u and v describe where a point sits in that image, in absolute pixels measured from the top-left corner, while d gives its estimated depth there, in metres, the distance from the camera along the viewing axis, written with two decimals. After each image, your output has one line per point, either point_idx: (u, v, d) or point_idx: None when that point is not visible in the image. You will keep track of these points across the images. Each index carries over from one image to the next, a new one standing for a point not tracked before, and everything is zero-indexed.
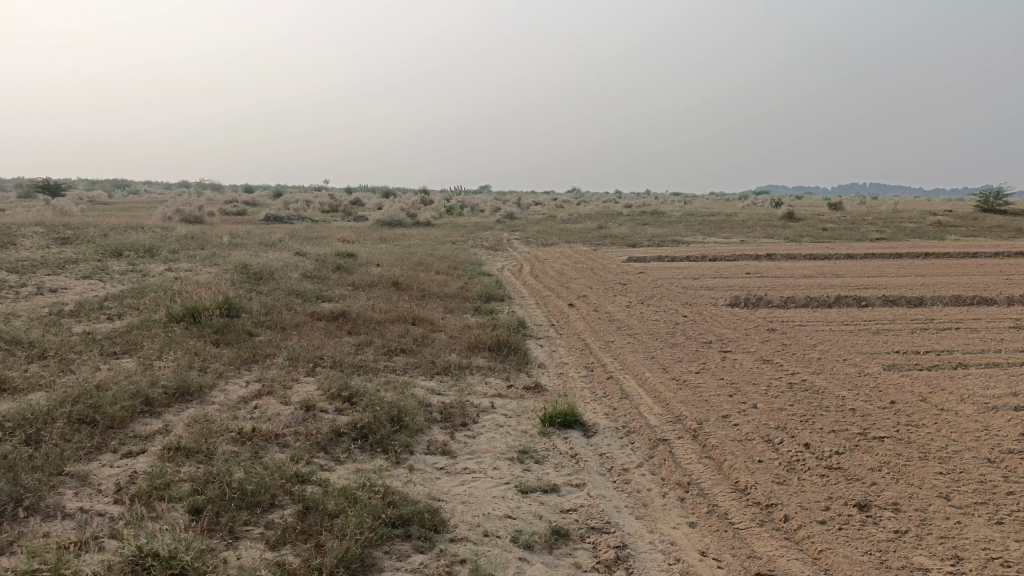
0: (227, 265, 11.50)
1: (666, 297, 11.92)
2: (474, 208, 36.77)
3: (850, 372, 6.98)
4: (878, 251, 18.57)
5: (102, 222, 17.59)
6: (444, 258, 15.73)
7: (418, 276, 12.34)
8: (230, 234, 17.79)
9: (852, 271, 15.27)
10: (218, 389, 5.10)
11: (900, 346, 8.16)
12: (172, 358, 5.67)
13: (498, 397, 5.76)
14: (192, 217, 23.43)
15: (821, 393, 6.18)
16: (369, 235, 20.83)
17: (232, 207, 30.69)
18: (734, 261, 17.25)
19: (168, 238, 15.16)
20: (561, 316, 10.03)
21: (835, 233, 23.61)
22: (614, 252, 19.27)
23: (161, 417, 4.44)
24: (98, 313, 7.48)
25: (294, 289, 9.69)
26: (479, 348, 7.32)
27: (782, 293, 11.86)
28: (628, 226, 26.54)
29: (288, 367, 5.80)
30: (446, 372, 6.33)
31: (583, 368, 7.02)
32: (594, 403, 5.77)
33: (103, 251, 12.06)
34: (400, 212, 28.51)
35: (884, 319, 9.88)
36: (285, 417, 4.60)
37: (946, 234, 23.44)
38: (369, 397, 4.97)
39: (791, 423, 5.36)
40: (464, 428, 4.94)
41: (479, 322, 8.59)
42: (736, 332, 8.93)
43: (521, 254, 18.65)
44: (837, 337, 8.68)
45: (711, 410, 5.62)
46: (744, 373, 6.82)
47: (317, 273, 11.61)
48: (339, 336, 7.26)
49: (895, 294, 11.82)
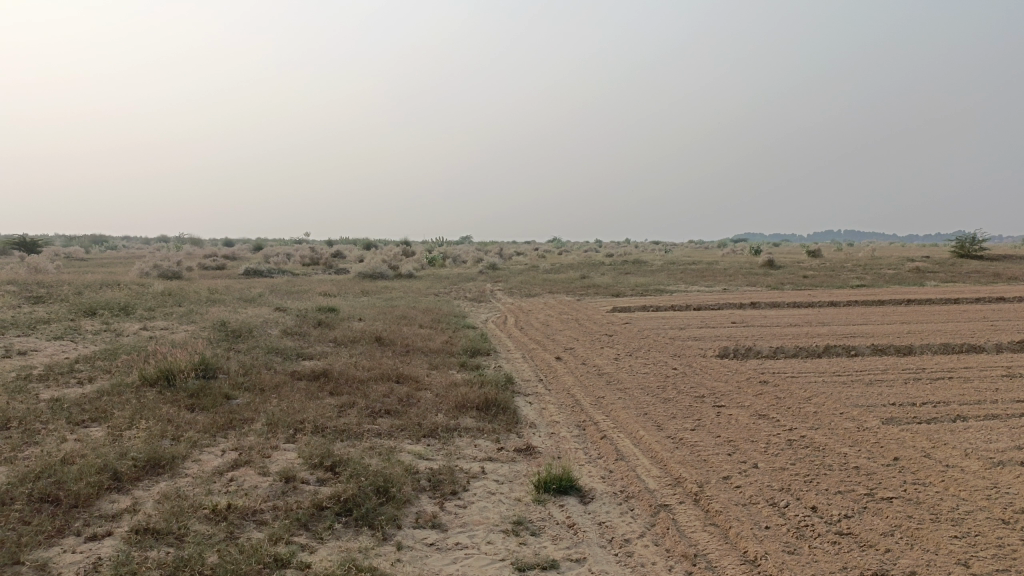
0: (205, 323, 11.21)
1: (653, 348, 11.75)
2: (455, 259, 36.74)
3: (849, 426, 6.79)
4: (861, 298, 18.61)
5: (77, 280, 17.24)
6: (427, 312, 15.51)
7: (401, 331, 12.09)
8: (209, 289, 17.49)
9: (837, 319, 15.22)
10: (191, 460, 4.80)
11: (895, 398, 8.01)
12: (143, 426, 5.36)
13: (489, 461, 5.49)
14: (170, 273, 23.10)
15: (822, 451, 5.97)
16: (350, 289, 20.58)
17: (210, 261, 30.40)
18: (719, 310, 17.18)
19: (144, 295, 14.85)
20: (548, 370, 9.81)
21: (816, 280, 23.70)
22: (598, 302, 19.14)
23: (130, 493, 4.14)
24: (67, 377, 7.15)
25: (273, 347, 9.40)
26: (467, 407, 7.07)
27: (771, 343, 11.74)
28: (610, 276, 26.51)
29: (267, 433, 5.52)
30: (433, 434, 6.06)
31: (575, 426, 6.78)
32: (589, 466, 5.52)
33: (75, 310, 11.72)
34: (381, 264, 28.33)
35: (876, 369, 9.74)
36: (263, 490, 4.31)
37: (925, 280, 23.61)
38: (353, 466, 4.70)
39: (795, 484, 5.14)
40: (454, 497, 4.67)
41: (466, 379, 8.34)
42: (728, 385, 8.74)
43: (504, 306, 18.48)
44: (831, 389, 8.52)
45: (711, 470, 5.39)
46: (740, 430, 6.60)
47: (297, 330, 11.33)
48: (321, 397, 6.98)
49: (884, 342, 11.73)
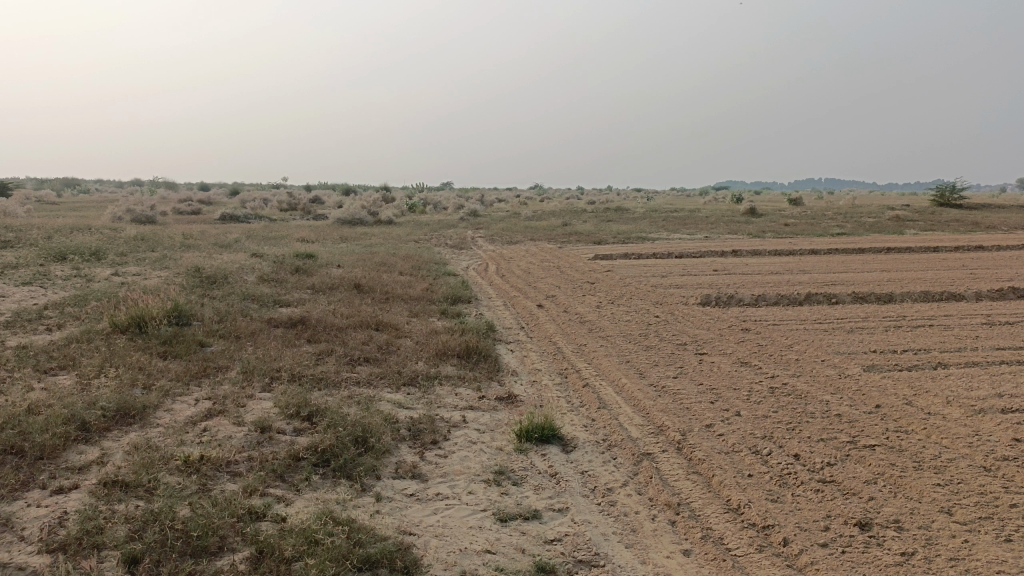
0: (179, 268, 10.97)
1: (635, 296, 11.67)
2: (435, 205, 36.31)
3: (831, 373, 6.78)
4: (841, 246, 18.63)
5: (46, 224, 16.81)
6: (407, 258, 15.30)
7: (380, 277, 11.92)
8: (183, 234, 17.12)
9: (818, 267, 15.23)
10: (164, 410, 4.66)
11: (877, 345, 8.01)
12: (114, 375, 5.21)
13: (470, 409, 5.40)
14: (144, 218, 22.60)
15: (805, 398, 5.95)
16: (329, 235, 20.26)
17: (185, 206, 29.79)
18: (701, 258, 17.12)
19: (116, 240, 14.49)
20: (530, 318, 9.71)
21: (797, 228, 23.72)
22: (580, 249, 19.01)
23: (99, 444, 4.00)
24: (35, 324, 6.93)
25: (250, 294, 9.20)
26: (448, 355, 6.96)
27: (753, 291, 11.71)
28: (592, 223, 26.34)
29: (242, 382, 5.38)
30: (413, 383, 5.96)
31: (557, 375, 6.71)
32: (571, 414, 5.46)
33: (45, 255, 11.41)
34: (360, 210, 27.90)
35: (857, 317, 9.75)
36: (237, 440, 4.19)
37: (904, 228, 23.69)
38: (331, 416, 4.58)
39: (778, 432, 5.11)
40: (434, 447, 4.58)
41: (446, 327, 8.22)
42: (711, 333, 8.70)
43: (485, 253, 18.30)
44: (812, 336, 8.50)
45: (694, 418, 5.35)
46: (723, 378, 6.57)
47: (274, 276, 11.13)
48: (298, 345, 6.84)
49: (865, 290, 11.73)
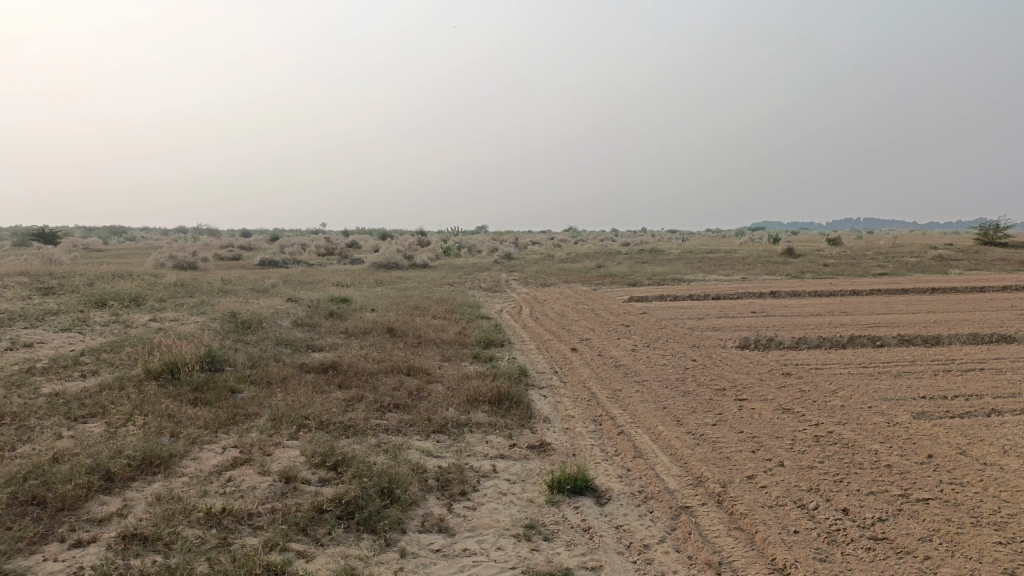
0: (215, 314, 11.07)
1: (672, 339, 11.44)
2: (470, 248, 36.51)
3: (879, 421, 6.49)
4: (884, 286, 18.18)
5: (90, 271, 17.21)
6: (441, 302, 15.29)
7: (414, 321, 11.87)
8: (222, 280, 17.37)
9: (861, 308, 14.83)
10: (189, 459, 4.60)
11: (926, 391, 7.67)
12: (142, 423, 5.17)
13: (500, 459, 5.25)
14: (185, 264, 23.04)
15: (852, 448, 5.68)
16: (364, 279, 20.41)
17: (226, 251, 30.39)
18: (738, 299, 16.82)
19: (156, 286, 14.73)
20: (564, 362, 9.55)
21: (837, 268, 23.30)
22: (615, 292, 18.84)
23: (122, 495, 3.94)
24: (70, 370, 6.98)
25: (283, 338, 9.21)
26: (479, 401, 6.83)
27: (793, 333, 11.40)
28: (627, 264, 26.20)
29: (270, 430, 5.31)
30: (443, 430, 5.83)
31: (591, 421, 6.52)
32: (605, 464, 5.26)
33: (86, 302, 11.61)
34: (395, 254, 28.12)
35: (903, 360, 9.39)
36: (261, 491, 4.09)
37: (949, 268, 23.10)
38: (357, 465, 4.47)
39: (824, 484, 4.86)
40: (463, 498, 4.43)
41: (478, 371, 8.10)
42: (750, 377, 8.44)
43: (519, 296, 18.23)
44: (857, 381, 8.19)
45: (734, 469, 5.12)
46: (764, 425, 6.32)
47: (308, 321, 11.15)
48: (328, 391, 6.76)
49: (911, 332, 11.35)
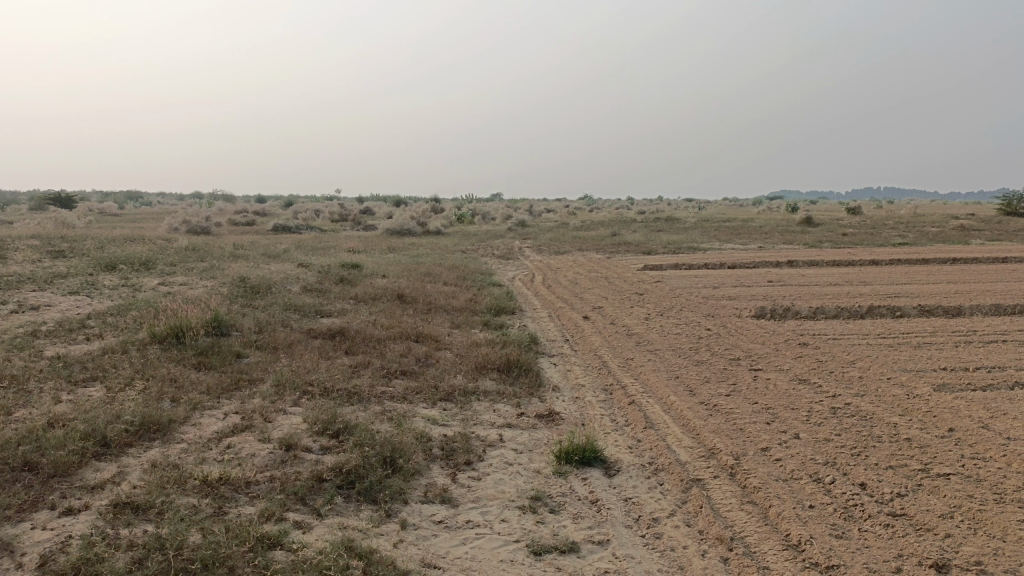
0: (224, 278, 10.98)
1: (686, 307, 11.26)
2: (484, 216, 36.29)
3: (898, 393, 6.30)
4: (903, 256, 17.84)
5: (103, 235, 17.19)
6: (453, 268, 15.14)
7: (425, 288, 11.75)
8: (234, 245, 17.30)
9: (880, 278, 14.55)
10: (189, 425, 4.50)
11: (947, 362, 7.46)
12: (143, 388, 5.09)
13: (507, 428, 5.12)
14: (199, 229, 23.02)
15: (870, 420, 5.51)
16: (376, 245, 20.26)
17: (240, 217, 30.35)
18: (754, 268, 16.56)
19: (167, 250, 14.66)
20: (575, 329, 9.40)
21: (855, 238, 22.93)
22: (628, 260, 18.63)
23: (118, 461, 3.85)
24: (75, 333, 6.92)
25: (291, 304, 9.11)
26: (487, 368, 6.69)
27: (811, 303, 11.16)
28: (642, 233, 25.92)
29: (273, 396, 5.20)
30: (450, 399, 5.70)
31: (601, 391, 6.38)
32: (615, 434, 5.13)
33: (96, 265, 11.56)
34: (409, 220, 27.97)
35: (923, 331, 9.16)
36: (260, 458, 3.99)
37: (970, 238, 22.66)
38: (359, 433, 4.35)
39: (841, 458, 4.70)
40: (467, 468, 4.31)
41: (488, 339, 7.96)
42: (766, 347, 8.26)
43: (532, 263, 18.07)
44: (876, 352, 7.98)
45: (748, 441, 4.97)
46: (780, 396, 6.15)
47: (318, 286, 11.05)
48: (335, 357, 6.65)
49: (931, 302, 11.08)
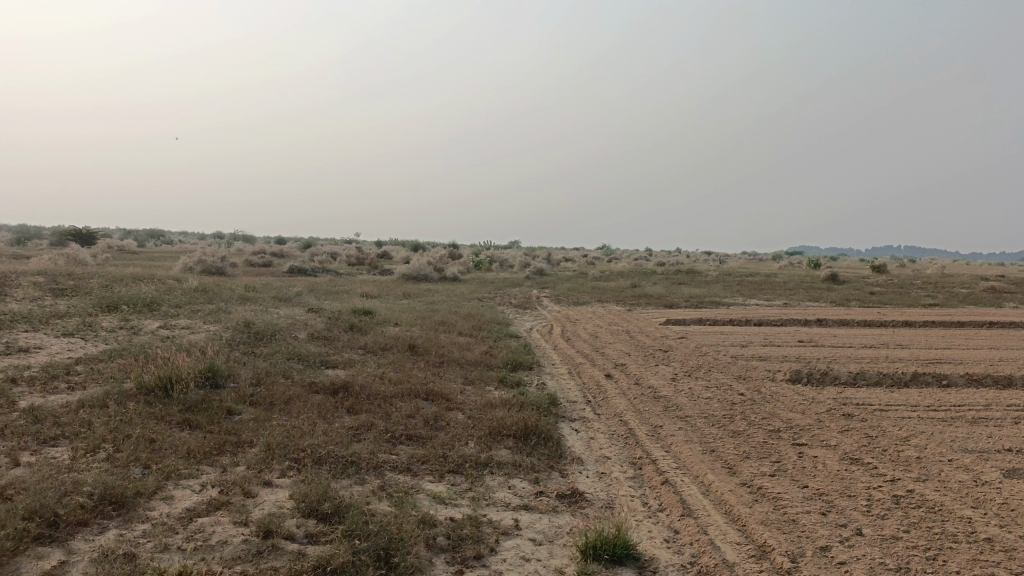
0: (229, 322, 10.47)
1: (714, 368, 10.58)
2: (503, 263, 35.97)
3: (964, 478, 5.59)
4: (938, 318, 17.11)
5: (112, 273, 16.82)
6: (469, 317, 14.59)
7: (438, 338, 11.16)
8: (246, 287, 16.86)
9: (917, 341, 13.80)
10: (158, 500, 3.90)
11: (1011, 442, 6.70)
12: (115, 452, 4.51)
13: (525, 511, 4.47)
14: (213, 269, 22.71)
15: (941, 513, 4.80)
16: (392, 290, 19.81)
17: (256, 258, 30.10)
18: (782, 326, 15.85)
19: (175, 290, 14.23)
20: (597, 389, 8.75)
21: (883, 297, 22.18)
22: (650, 313, 17.99)
23: (63, 548, 3.25)
24: (58, 381, 6.38)
25: (295, 353, 8.54)
26: (503, 435, 6.05)
27: (848, 367, 10.44)
28: (664, 285, 25.34)
29: (260, 463, 4.60)
30: (459, 471, 5.06)
31: (629, 465, 5.72)
32: (649, 523, 4.46)
33: (98, 305, 11.09)
34: (425, 265, 27.56)
35: (977, 404, 8.41)
36: (231, 548, 3.37)
37: (1003, 301, 21.85)
38: (352, 516, 3.72)
39: (917, 563, 3.99)
40: (477, 564, 3.66)
41: (504, 398, 7.34)
42: (807, 417, 7.56)
43: (551, 314, 17.52)
44: (930, 428, 7.24)
45: (804, 537, 4.28)
46: (832, 479, 5.45)
47: (325, 333, 10.50)
48: (335, 417, 6.05)
49: (978, 370, 10.32)
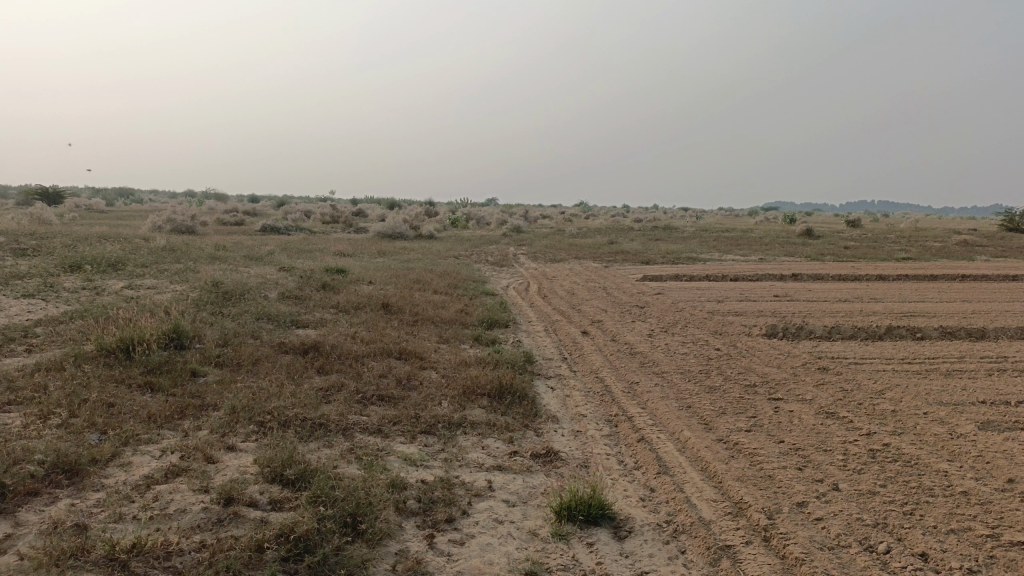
0: (197, 282, 10.20)
1: (691, 323, 10.54)
2: (479, 220, 35.68)
3: (939, 431, 5.59)
4: (912, 271, 17.22)
5: (77, 232, 16.35)
6: (444, 275, 14.40)
7: (413, 296, 10.98)
8: (216, 246, 16.50)
9: (891, 295, 13.87)
10: (115, 467, 3.75)
11: (985, 395, 6.72)
12: (71, 417, 4.32)
13: (498, 471, 4.37)
14: (183, 228, 22.22)
15: (917, 467, 4.78)
16: (367, 248, 19.52)
17: (228, 217, 29.54)
18: (758, 281, 15.85)
19: (142, 250, 13.87)
20: (574, 346, 8.66)
21: (858, 252, 22.29)
22: (627, 269, 17.93)
23: (9, 519, 3.09)
24: (15, 344, 6.15)
25: (265, 312, 8.33)
26: (477, 394, 5.93)
27: (823, 321, 10.44)
28: (641, 241, 25.23)
29: (224, 427, 4.44)
30: (431, 432, 4.94)
31: (605, 422, 5.64)
32: (625, 482, 4.38)
33: (60, 265, 10.76)
34: (400, 223, 27.20)
35: (950, 356, 8.43)
36: (190, 517, 3.23)
37: (975, 254, 22.04)
38: (318, 481, 3.59)
39: (893, 518, 3.95)
40: (448, 528, 3.56)
41: (479, 357, 7.21)
42: (783, 372, 7.53)
43: (527, 270, 17.39)
44: (905, 381, 7.23)
45: (781, 493, 4.23)
46: (808, 434, 5.41)
47: (297, 292, 10.28)
48: (305, 378, 5.89)
49: (952, 323, 10.37)
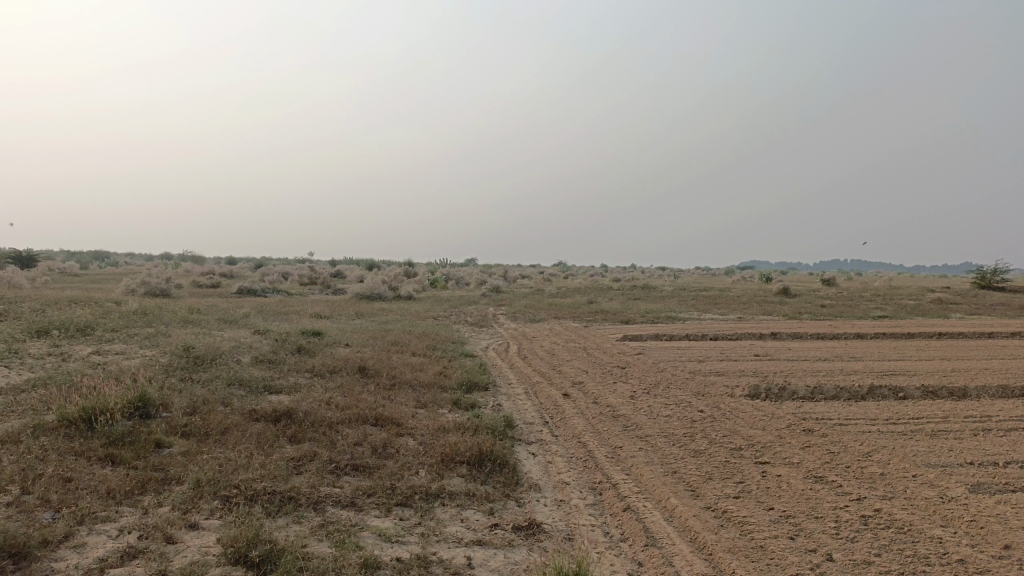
0: (168, 346, 9.94)
1: (673, 384, 10.40)
2: (458, 280, 35.64)
3: (931, 495, 5.45)
4: (889, 329, 17.30)
5: (47, 296, 16.00)
6: (423, 337, 14.22)
7: (390, 359, 10.77)
8: (190, 309, 16.22)
9: (870, 353, 13.87)
10: (67, 549, 3.50)
11: (973, 455, 6.61)
12: (23, 494, 4.06)
13: (478, 546, 4.15)
14: (157, 290, 21.90)
15: (911, 534, 4.63)
16: (344, 310, 19.31)
17: (204, 279, 29.21)
18: (737, 340, 15.82)
19: (113, 314, 13.56)
20: (555, 409, 8.47)
21: (835, 310, 22.43)
22: (607, 329, 17.85)
23: None
24: None
25: (236, 377, 8.08)
26: (455, 462, 5.72)
27: (805, 381, 10.36)
28: (620, 301, 25.26)
29: (188, 503, 4.20)
30: (408, 504, 4.72)
31: (588, 490, 5.45)
32: (611, 556, 4.18)
33: (26, 330, 10.45)
34: (379, 284, 27.05)
35: (934, 416, 8.35)
36: None
37: (950, 312, 22.28)
38: (284, 562, 3.36)
39: None
40: None
41: (458, 422, 7.01)
42: (768, 434, 7.38)
43: (506, 331, 17.24)
44: (892, 442, 7.12)
45: (774, 565, 4.05)
46: (798, 500, 5.24)
47: (271, 356, 10.04)
48: (276, 447, 5.65)
49: (933, 381, 10.33)
